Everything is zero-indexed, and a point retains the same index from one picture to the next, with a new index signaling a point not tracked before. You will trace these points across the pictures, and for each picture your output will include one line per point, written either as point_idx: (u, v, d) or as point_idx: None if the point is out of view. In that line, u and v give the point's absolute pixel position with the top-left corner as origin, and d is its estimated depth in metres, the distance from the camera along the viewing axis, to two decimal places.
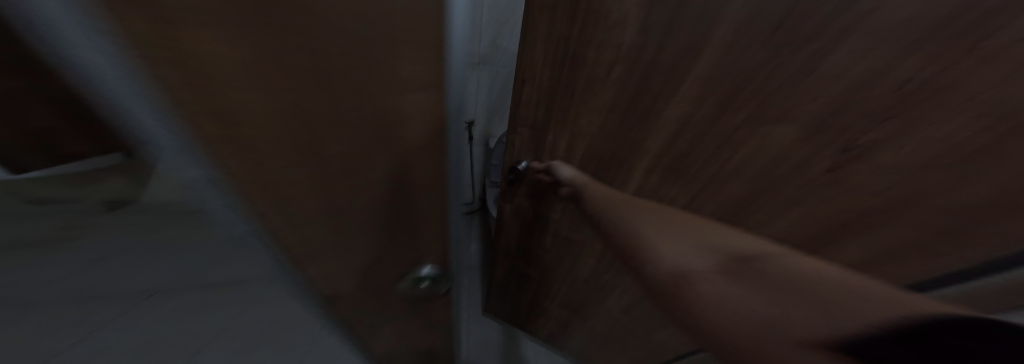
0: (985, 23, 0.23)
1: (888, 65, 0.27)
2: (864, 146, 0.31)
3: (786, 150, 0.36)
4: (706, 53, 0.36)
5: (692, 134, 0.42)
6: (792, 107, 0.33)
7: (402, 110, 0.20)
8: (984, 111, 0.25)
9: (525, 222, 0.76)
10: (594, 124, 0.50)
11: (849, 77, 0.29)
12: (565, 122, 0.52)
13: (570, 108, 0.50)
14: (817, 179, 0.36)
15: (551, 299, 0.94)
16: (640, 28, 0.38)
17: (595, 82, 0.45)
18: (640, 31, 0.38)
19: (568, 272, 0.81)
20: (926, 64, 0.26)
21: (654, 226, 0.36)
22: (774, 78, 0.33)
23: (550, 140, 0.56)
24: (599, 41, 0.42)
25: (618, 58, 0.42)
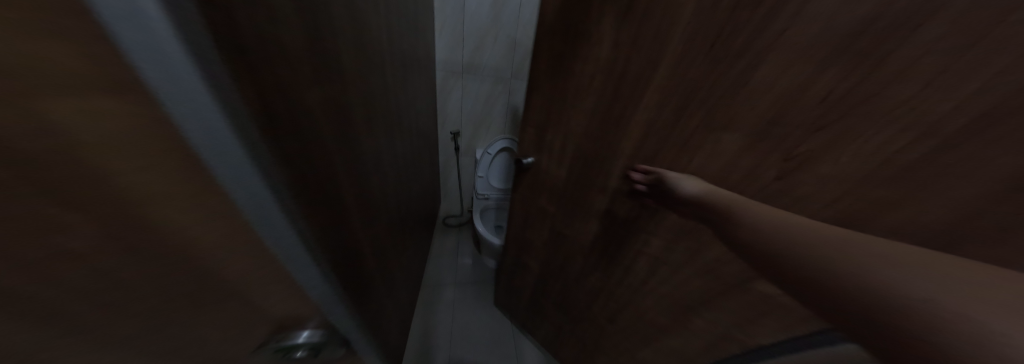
0: (892, 34, 0.24)
1: (807, 78, 0.29)
2: (802, 156, 0.32)
3: (744, 159, 0.36)
4: (666, 62, 0.38)
5: (658, 138, 0.44)
6: (737, 115, 0.35)
7: (170, 214, 0.11)
8: (903, 123, 0.25)
9: (529, 215, 0.80)
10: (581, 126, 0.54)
11: (780, 89, 0.31)
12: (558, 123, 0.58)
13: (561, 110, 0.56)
14: (765, 187, 0.36)
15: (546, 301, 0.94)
16: (615, 41, 0.43)
17: (580, 89, 0.51)
18: (616, 43, 0.43)
19: (556, 274, 0.81)
20: (844, 76, 0.27)
21: (842, 239, 0.23)
22: (725, 88, 0.35)
23: (548, 139, 0.62)
24: (583, 54, 0.47)
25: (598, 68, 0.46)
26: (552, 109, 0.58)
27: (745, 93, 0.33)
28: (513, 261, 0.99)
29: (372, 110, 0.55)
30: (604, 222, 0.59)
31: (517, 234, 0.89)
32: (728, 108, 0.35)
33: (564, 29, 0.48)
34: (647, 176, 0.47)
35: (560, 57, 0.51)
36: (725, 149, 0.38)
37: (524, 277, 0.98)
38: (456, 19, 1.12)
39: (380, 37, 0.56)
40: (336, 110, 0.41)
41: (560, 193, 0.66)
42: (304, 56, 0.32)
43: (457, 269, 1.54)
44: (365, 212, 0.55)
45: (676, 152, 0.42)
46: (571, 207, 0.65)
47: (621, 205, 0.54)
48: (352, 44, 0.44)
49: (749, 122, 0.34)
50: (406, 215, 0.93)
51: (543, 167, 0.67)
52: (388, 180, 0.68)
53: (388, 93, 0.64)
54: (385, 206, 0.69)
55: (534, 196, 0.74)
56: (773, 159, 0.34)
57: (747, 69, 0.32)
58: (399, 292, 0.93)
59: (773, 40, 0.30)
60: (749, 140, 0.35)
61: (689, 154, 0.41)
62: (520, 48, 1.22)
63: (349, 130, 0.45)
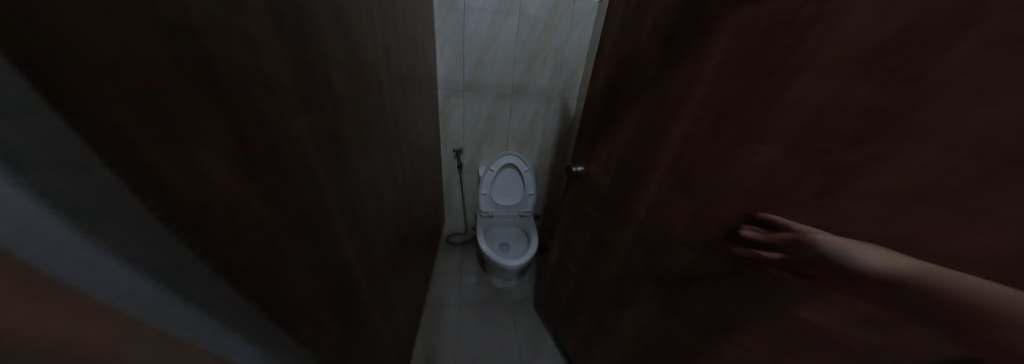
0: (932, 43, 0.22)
1: (845, 90, 0.27)
2: (848, 170, 0.27)
3: (784, 171, 0.32)
4: (705, 81, 0.41)
5: (693, 150, 0.43)
6: (775, 132, 0.33)
7: None
8: (947, 136, 0.21)
9: (572, 223, 0.85)
10: (626, 140, 0.58)
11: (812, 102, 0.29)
12: (606, 138, 0.65)
13: (609, 126, 0.63)
14: (808, 201, 0.31)
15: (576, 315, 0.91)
16: (660, 65, 0.48)
17: (628, 107, 0.57)
18: (659, 67, 0.49)
19: (588, 283, 0.79)
20: (880, 91, 0.25)
21: None
22: (760, 105, 0.34)
23: (596, 151, 0.69)
24: (633, 77, 0.55)
25: (645, 90, 0.52)
26: (603, 126, 0.66)
27: (783, 110, 0.32)
28: (555, 263, 1.01)
29: (366, 132, 0.53)
30: (640, 234, 0.57)
31: (562, 237, 0.92)
32: (767, 125, 0.34)
33: (622, 61, 0.58)
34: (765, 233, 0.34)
35: (619, 79, 0.59)
36: (763, 165, 0.35)
37: (562, 282, 0.97)
38: (457, 38, 1.14)
39: (377, 60, 0.56)
40: (325, 136, 0.40)
41: (602, 198, 0.68)
42: (286, 83, 0.31)
43: (461, 288, 1.47)
44: (352, 237, 0.52)
45: (713, 166, 0.41)
46: (609, 216, 0.66)
47: (659, 214, 0.51)
48: (343, 68, 0.43)
49: (788, 138, 0.32)
50: (408, 235, 0.90)
51: (591, 176, 0.72)
52: (385, 207, 0.66)
53: (387, 115, 0.63)
54: (382, 230, 0.66)
55: (581, 201, 0.78)
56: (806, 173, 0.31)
57: (784, 87, 0.32)
58: (398, 316, 0.88)
59: (811, 57, 0.29)
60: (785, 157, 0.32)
61: (726, 168, 0.39)
62: (556, 67, 1.26)
63: (339, 154, 0.44)
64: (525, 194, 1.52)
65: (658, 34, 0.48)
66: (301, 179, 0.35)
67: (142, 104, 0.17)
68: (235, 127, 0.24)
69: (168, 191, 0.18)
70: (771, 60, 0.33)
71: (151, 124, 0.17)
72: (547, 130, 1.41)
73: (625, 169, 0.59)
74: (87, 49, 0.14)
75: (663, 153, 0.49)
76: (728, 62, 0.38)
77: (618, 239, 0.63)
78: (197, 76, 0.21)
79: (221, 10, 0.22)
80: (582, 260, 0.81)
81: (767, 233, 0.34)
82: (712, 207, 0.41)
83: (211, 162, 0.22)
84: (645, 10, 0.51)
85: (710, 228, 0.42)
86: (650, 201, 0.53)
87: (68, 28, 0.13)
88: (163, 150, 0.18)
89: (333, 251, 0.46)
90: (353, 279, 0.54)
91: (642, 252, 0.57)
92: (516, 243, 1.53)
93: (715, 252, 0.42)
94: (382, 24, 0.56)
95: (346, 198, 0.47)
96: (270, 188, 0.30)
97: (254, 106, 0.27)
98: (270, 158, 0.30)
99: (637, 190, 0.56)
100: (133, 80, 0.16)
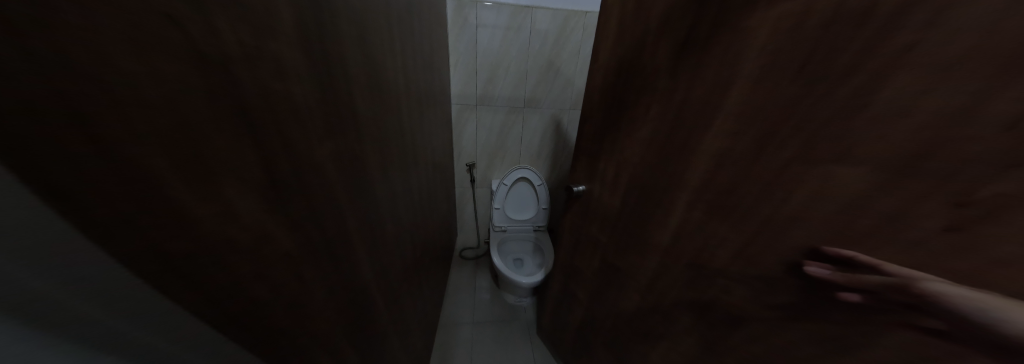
0: None
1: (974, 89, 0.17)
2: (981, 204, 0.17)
3: (881, 204, 0.22)
4: (736, 87, 0.32)
5: (729, 172, 0.34)
6: (846, 149, 0.23)
7: None
8: None
9: (580, 245, 0.76)
10: (637, 157, 0.50)
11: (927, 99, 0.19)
12: (613, 153, 0.57)
13: (616, 140, 0.55)
14: (922, 244, 0.20)
15: (592, 348, 0.81)
16: (671, 72, 0.41)
17: (637, 119, 0.49)
18: (671, 74, 0.41)
19: (603, 312, 0.71)
20: None
21: None
22: (811, 113, 0.25)
23: (601, 168, 0.62)
24: (639, 86, 0.47)
25: (656, 100, 0.44)
26: (608, 139, 0.58)
27: (858, 120, 0.22)
28: (562, 288, 0.93)
29: (386, 153, 0.52)
30: (665, 265, 0.48)
31: (568, 260, 0.85)
32: (830, 139, 0.24)
33: (624, 69, 0.51)
34: (845, 274, 0.24)
35: (622, 89, 0.52)
36: (832, 194, 0.25)
37: (572, 309, 0.89)
38: (469, 55, 1.16)
39: (397, 81, 0.56)
40: (348, 159, 0.39)
41: (612, 221, 0.61)
42: (313, 108, 0.31)
43: (475, 306, 1.42)
44: (370, 261, 0.50)
45: (760, 191, 0.31)
46: (625, 241, 0.57)
47: (687, 243, 0.43)
48: (367, 91, 0.43)
49: (872, 155, 0.22)
50: (423, 254, 0.88)
51: (596, 195, 0.65)
52: (402, 228, 0.65)
53: (405, 135, 0.63)
54: (399, 250, 0.64)
55: (587, 222, 0.71)
56: (891, 203, 0.21)
57: (855, 88, 0.22)
58: (413, 338, 0.84)
59: (885, 46, 0.20)
60: (874, 184, 0.22)
61: (773, 195, 0.30)
62: (562, 78, 1.24)
63: (361, 176, 0.43)
64: (539, 208, 1.49)
65: (666, 37, 0.41)
66: (322, 204, 0.34)
67: (170, 136, 0.17)
68: (261, 153, 0.24)
69: (188, 223, 0.18)
70: (824, 54, 0.24)
71: (174, 155, 0.17)
72: (559, 142, 1.38)
73: (639, 188, 0.51)
74: (119, 85, 0.14)
75: (685, 172, 0.41)
76: (765, 58, 0.29)
77: (638, 267, 0.55)
78: (228, 107, 0.21)
79: (254, 41, 0.23)
80: (596, 287, 0.73)
81: (847, 273, 0.24)
82: (756, 240, 0.33)
83: (232, 189, 0.21)
84: (647, 13, 0.44)
85: (762, 266, 0.32)
86: (674, 229, 0.44)
87: (97, 66, 0.13)
88: (187, 182, 0.17)
89: (351, 278, 0.44)
90: (370, 304, 0.52)
91: (669, 285, 0.48)
92: (532, 258, 1.49)
93: (779, 293, 0.31)
94: (402, 47, 0.57)
95: (365, 224, 0.46)
96: (291, 213, 0.29)
97: (281, 131, 0.27)
98: (293, 182, 0.29)
99: (657, 215, 0.48)
100: (161, 112, 0.16)
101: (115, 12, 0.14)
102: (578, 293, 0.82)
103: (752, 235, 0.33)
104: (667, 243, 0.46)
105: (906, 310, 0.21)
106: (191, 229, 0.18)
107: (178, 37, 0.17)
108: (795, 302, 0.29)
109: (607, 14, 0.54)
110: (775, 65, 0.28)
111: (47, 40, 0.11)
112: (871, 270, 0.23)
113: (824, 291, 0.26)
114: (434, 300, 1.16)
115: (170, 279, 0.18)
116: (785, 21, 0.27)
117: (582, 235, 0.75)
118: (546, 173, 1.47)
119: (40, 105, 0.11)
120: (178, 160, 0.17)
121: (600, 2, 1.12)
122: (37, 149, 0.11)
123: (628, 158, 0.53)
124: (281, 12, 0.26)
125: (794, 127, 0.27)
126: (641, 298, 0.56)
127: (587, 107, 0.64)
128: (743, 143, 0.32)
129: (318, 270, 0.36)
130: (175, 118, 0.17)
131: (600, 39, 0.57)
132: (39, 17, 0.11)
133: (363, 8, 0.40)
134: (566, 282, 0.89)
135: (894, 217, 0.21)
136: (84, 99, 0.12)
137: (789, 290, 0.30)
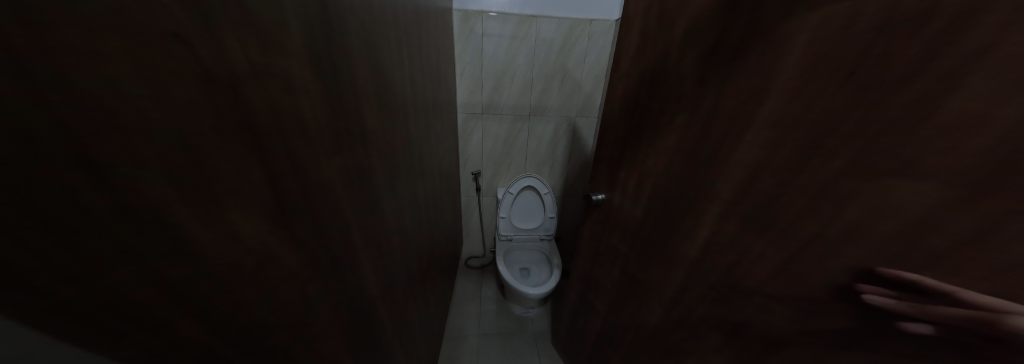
0: None
1: None
2: None
3: (952, 224, 0.20)
4: (773, 93, 0.30)
5: (765, 184, 0.32)
6: (911, 160, 0.21)
7: None
8: None
9: (599, 255, 0.74)
10: (661, 167, 0.49)
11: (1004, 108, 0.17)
12: (634, 162, 0.56)
13: (638, 149, 0.54)
14: (1003, 271, 0.18)
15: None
16: (697, 80, 0.40)
17: (661, 127, 0.48)
18: (697, 83, 0.40)
19: (622, 327, 0.68)
20: None
21: None
22: (865, 122, 0.23)
23: (622, 178, 0.60)
24: (663, 94, 0.47)
25: (681, 109, 0.43)
26: (630, 149, 0.57)
27: (922, 130, 0.20)
28: (579, 298, 0.91)
29: (393, 166, 0.51)
30: (692, 280, 0.45)
31: (586, 269, 0.83)
32: (886, 153, 0.22)
33: (647, 77, 0.50)
34: (912, 304, 0.22)
35: (645, 97, 0.51)
36: (895, 213, 0.22)
37: (589, 319, 0.85)
38: (474, 64, 1.16)
39: (405, 93, 0.56)
40: (356, 175, 0.38)
41: (633, 232, 0.58)
42: (321, 124, 0.30)
43: (481, 316, 1.39)
44: (378, 275, 0.48)
45: (805, 206, 0.28)
46: (647, 253, 0.55)
47: (718, 258, 0.40)
48: (375, 105, 0.43)
49: (946, 169, 0.19)
50: (429, 264, 0.87)
51: (616, 205, 0.63)
52: (409, 241, 0.63)
53: (412, 146, 0.62)
54: (406, 264, 0.63)
55: (606, 232, 0.69)
56: (974, 223, 0.19)
57: (917, 95, 0.20)
58: (419, 352, 0.82)
59: (955, 49, 0.18)
60: (948, 202, 0.19)
61: (820, 211, 0.27)
62: (569, 86, 1.23)
63: (368, 191, 0.42)
64: (547, 217, 1.46)
65: (693, 44, 0.40)
66: (329, 222, 0.33)
67: (172, 155, 0.16)
68: (267, 171, 0.23)
69: (181, 242, 0.17)
70: (877, 58, 0.22)
71: (175, 175, 0.16)
72: (568, 150, 1.36)
73: (662, 198, 0.49)
74: (122, 108, 0.13)
75: (714, 184, 0.39)
76: (803, 65, 0.27)
77: (661, 282, 0.52)
78: (235, 126, 0.20)
79: (263, 58, 0.22)
80: (614, 300, 0.70)
81: (913, 303, 0.22)
82: (799, 259, 0.30)
83: (235, 208, 0.20)
84: (671, 22, 0.44)
85: (806, 288, 0.30)
86: (702, 242, 0.42)
87: (96, 89, 0.12)
88: (189, 206, 0.17)
89: (356, 296, 0.42)
90: (377, 321, 0.50)
91: (696, 302, 0.45)
92: (539, 268, 1.45)
93: (827, 317, 0.28)
94: (410, 59, 0.57)
95: (373, 239, 0.45)
96: (298, 233, 0.28)
97: (289, 149, 0.26)
98: (300, 201, 0.28)
99: (682, 227, 0.45)
100: (165, 131, 0.15)
101: (120, 31, 0.13)
102: (596, 305, 0.79)
103: (794, 254, 0.30)
104: (694, 258, 0.44)
105: (976, 343, 0.19)
106: (184, 248, 0.17)
107: (185, 55, 0.16)
108: (849, 328, 0.26)
109: (630, 24, 0.54)
110: (818, 70, 0.26)
111: (41, 63, 0.10)
112: (941, 299, 0.21)
113: (889, 322, 0.23)
114: (441, 310, 1.13)
115: (166, 305, 0.16)
116: (826, 25, 0.25)
117: (601, 245, 0.72)
118: (553, 182, 1.44)
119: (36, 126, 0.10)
120: (180, 180, 0.16)
121: (608, 11, 1.12)
122: (28, 173, 0.10)
123: (651, 168, 0.51)
124: (289, 27, 0.25)
125: (844, 137, 0.24)
126: (664, 314, 0.53)
127: (608, 116, 0.64)
128: (781, 154, 0.30)
129: (325, 288, 0.34)
130: (177, 136, 0.16)
131: (623, 49, 0.57)
132: (38, 39, 0.10)
133: (372, 22, 0.40)
134: (584, 294, 0.86)
135: (973, 240, 0.19)
136: (78, 125, 0.11)
137: (839, 315, 0.27)
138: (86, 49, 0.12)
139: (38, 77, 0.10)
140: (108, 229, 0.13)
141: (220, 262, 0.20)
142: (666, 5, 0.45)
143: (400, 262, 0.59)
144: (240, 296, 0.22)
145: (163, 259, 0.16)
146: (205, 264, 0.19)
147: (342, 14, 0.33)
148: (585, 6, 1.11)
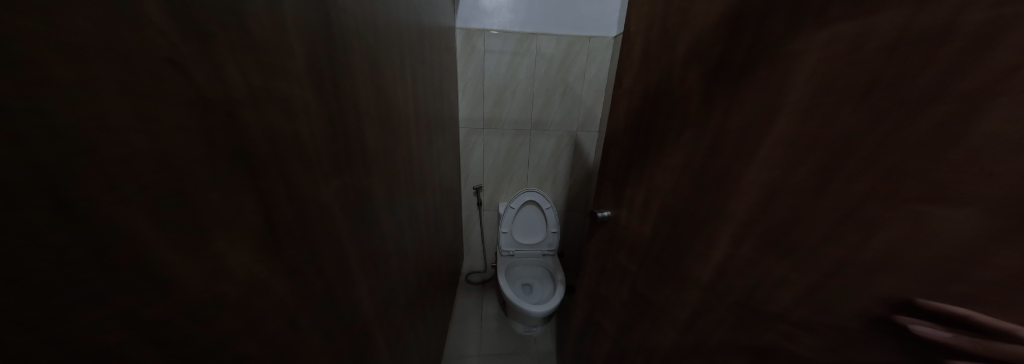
0: None
1: None
2: None
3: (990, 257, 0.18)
4: (784, 111, 0.29)
5: (782, 206, 0.31)
6: (944, 183, 0.19)
7: None
8: None
9: (606, 274, 0.71)
10: (668, 184, 0.48)
11: None
12: (641, 179, 0.55)
13: (644, 167, 0.53)
14: None
15: None
16: (701, 99, 0.40)
17: (666, 144, 0.47)
18: (702, 101, 0.40)
19: (632, 351, 0.64)
20: None
21: None
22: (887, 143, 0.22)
23: (628, 194, 0.59)
24: (668, 111, 0.46)
25: (687, 127, 0.42)
26: (635, 166, 0.56)
27: (952, 154, 0.19)
28: (586, 318, 0.87)
29: (394, 184, 0.51)
30: (706, 303, 0.43)
31: (594, 288, 0.79)
32: (914, 177, 0.21)
33: (650, 95, 0.50)
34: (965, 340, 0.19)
35: (649, 114, 0.51)
36: (929, 241, 0.21)
37: (597, 342, 0.81)
38: (476, 79, 1.18)
39: (407, 111, 0.56)
40: (354, 195, 0.37)
41: (641, 250, 0.56)
42: (320, 145, 0.30)
43: (482, 336, 1.32)
44: (374, 299, 0.46)
45: (828, 229, 0.27)
46: (657, 273, 0.53)
47: (736, 281, 0.38)
48: (377, 123, 0.42)
49: (987, 197, 0.18)
50: (429, 283, 0.83)
51: (623, 222, 0.62)
52: (407, 260, 0.61)
53: (413, 163, 0.62)
54: (404, 284, 0.60)
55: (613, 250, 0.67)
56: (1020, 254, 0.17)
57: (942, 118, 0.19)
58: None
59: (975, 73, 0.17)
60: (989, 230, 0.18)
61: (844, 237, 0.26)
62: (569, 100, 1.24)
63: (366, 211, 0.40)
64: (549, 231, 1.44)
65: (696, 62, 0.40)
66: (322, 246, 0.31)
67: (158, 185, 0.15)
68: (260, 196, 0.22)
69: (163, 280, 0.15)
70: (894, 77, 0.21)
71: (158, 209, 0.15)
72: (569, 162, 1.35)
73: (671, 217, 0.48)
74: (107, 145, 0.12)
75: (727, 203, 0.37)
76: (813, 84, 0.27)
77: (673, 304, 0.50)
78: (228, 152, 0.19)
79: (262, 81, 0.22)
80: (623, 321, 0.66)
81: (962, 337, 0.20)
82: (826, 286, 0.28)
83: (224, 238, 0.19)
84: (673, 41, 0.45)
85: (834, 317, 0.27)
86: (717, 264, 0.40)
87: (81, 125, 0.11)
88: (174, 241, 0.16)
89: (351, 321, 0.40)
90: (371, 348, 0.47)
91: (712, 326, 0.43)
92: (541, 284, 1.40)
93: (858, 351, 0.26)
94: (412, 77, 0.58)
95: (370, 261, 0.43)
96: (291, 259, 0.27)
97: (285, 173, 0.25)
98: (294, 226, 0.27)
99: (693, 246, 0.44)
100: (154, 166, 0.14)
101: (113, 66, 0.12)
102: (605, 329, 0.75)
103: (819, 280, 0.28)
104: (709, 279, 0.42)
105: None
106: (166, 286, 0.16)
107: (178, 82, 0.15)
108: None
109: (633, 42, 0.55)
110: (831, 89, 0.25)
111: (28, 105, 0.09)
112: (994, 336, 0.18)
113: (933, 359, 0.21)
114: (440, 329, 1.09)
115: (140, 349, 0.15)
116: (834, 46, 0.25)
117: (607, 263, 0.70)
118: (555, 195, 1.43)
119: (11, 170, 0.09)
120: (164, 212, 0.15)
121: (605, 28, 1.15)
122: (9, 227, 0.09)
123: (658, 185, 0.50)
124: (292, 50, 0.25)
125: (865, 158, 0.23)
126: (678, 340, 0.50)
127: (613, 132, 0.63)
128: (798, 175, 0.29)
129: (315, 316, 0.32)
130: (165, 166, 0.15)
131: (626, 66, 0.58)
132: (31, 86, 0.09)
133: (375, 44, 0.40)
134: (592, 314, 0.82)
135: None
136: (59, 171, 0.10)
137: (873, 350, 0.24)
138: (76, 84, 0.11)
139: (26, 127, 0.09)
140: (80, 276, 0.12)
141: (205, 298, 0.18)
142: (668, 26, 0.45)
143: (398, 284, 0.56)
144: (224, 331, 0.20)
145: (142, 301, 0.15)
146: (189, 301, 0.17)
147: (345, 37, 0.33)
148: (583, 24, 1.14)
